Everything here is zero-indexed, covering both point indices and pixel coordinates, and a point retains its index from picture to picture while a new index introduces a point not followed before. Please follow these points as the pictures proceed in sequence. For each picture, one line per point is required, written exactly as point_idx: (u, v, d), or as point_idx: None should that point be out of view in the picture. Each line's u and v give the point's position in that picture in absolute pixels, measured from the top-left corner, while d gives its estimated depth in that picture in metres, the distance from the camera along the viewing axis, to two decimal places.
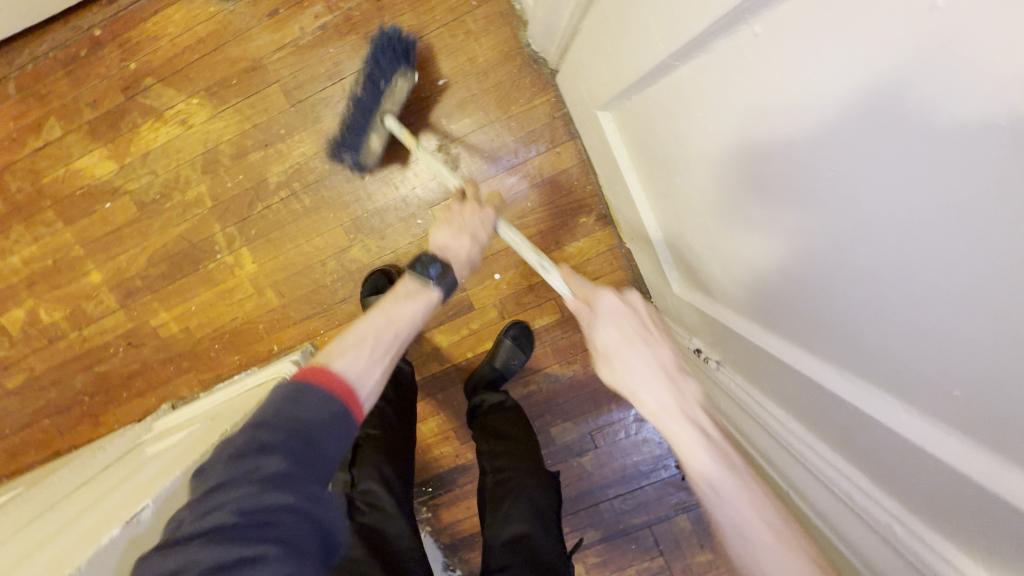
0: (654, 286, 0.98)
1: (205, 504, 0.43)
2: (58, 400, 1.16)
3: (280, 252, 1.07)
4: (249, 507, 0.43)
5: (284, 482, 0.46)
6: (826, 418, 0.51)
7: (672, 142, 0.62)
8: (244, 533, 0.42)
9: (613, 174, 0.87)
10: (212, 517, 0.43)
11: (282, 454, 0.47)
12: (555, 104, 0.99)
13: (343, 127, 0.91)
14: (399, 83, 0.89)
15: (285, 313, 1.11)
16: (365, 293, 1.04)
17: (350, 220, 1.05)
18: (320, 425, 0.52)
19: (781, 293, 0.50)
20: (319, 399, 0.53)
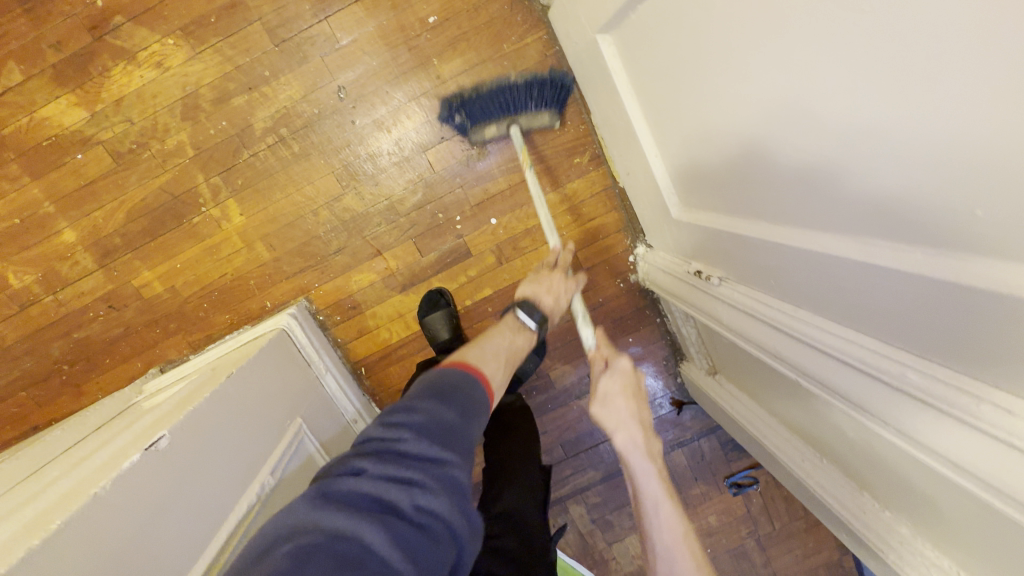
0: (649, 220, 1.01)
1: (391, 470, 0.45)
2: (34, 371, 1.10)
3: (269, 202, 1.04)
4: (422, 505, 0.44)
5: (455, 496, 0.46)
6: (838, 296, 0.54)
7: (681, 45, 0.62)
8: (409, 527, 0.42)
9: (611, 106, 0.89)
10: (389, 485, 0.44)
11: (456, 467, 0.48)
12: (546, 42, 0.99)
13: (485, 99, 0.94)
14: (544, 116, 0.96)
15: (277, 268, 1.08)
16: (423, 312, 1.10)
17: (342, 166, 1.03)
18: (478, 443, 0.54)
19: (794, 176, 0.53)
20: (479, 413, 0.57)
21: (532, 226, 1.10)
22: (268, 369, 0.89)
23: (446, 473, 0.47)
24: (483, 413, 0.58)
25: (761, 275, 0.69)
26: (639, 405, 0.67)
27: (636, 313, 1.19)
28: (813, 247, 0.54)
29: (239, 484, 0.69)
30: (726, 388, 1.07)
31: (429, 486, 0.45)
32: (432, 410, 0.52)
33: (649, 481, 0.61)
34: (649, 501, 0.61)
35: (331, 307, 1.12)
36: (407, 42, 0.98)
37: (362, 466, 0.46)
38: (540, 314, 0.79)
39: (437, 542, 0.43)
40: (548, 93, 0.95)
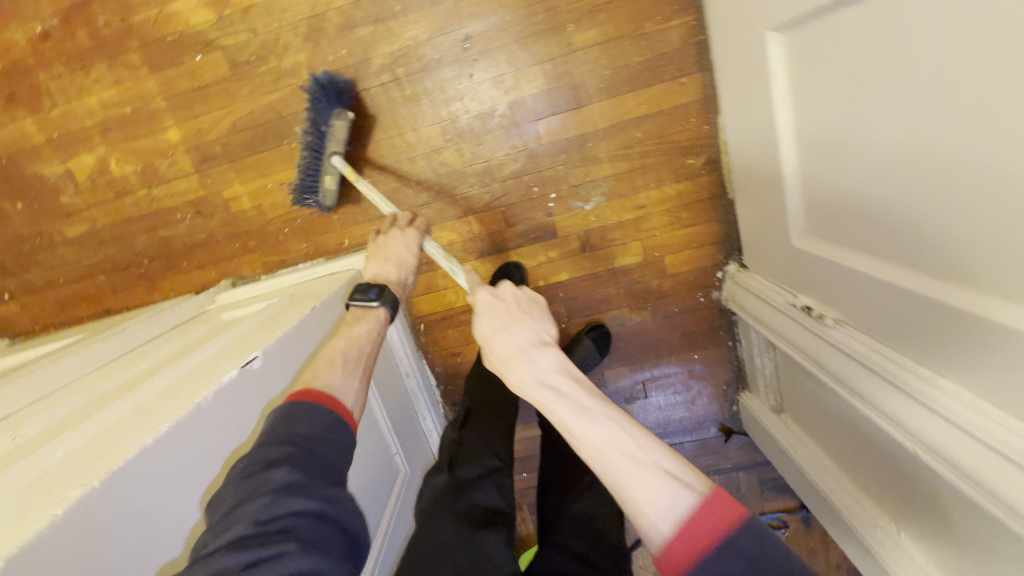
0: (755, 239, 0.95)
1: (225, 522, 0.43)
2: (117, 258, 1.13)
3: (369, 140, 1.02)
4: (264, 517, 0.42)
5: (298, 490, 0.45)
6: (992, 368, 0.51)
7: (874, 70, 0.56)
8: (263, 538, 0.41)
9: (752, 113, 0.83)
10: (231, 531, 0.41)
11: (284, 469, 0.46)
12: (692, 28, 0.92)
13: (301, 173, 0.97)
14: (337, 123, 0.94)
15: (362, 208, 1.07)
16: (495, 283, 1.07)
17: (450, 119, 1.00)
18: (332, 446, 0.53)
19: (984, 238, 0.47)
20: (326, 423, 0.54)
21: (625, 220, 1.06)
22: (343, 308, 0.89)
23: (281, 481, 0.45)
24: (335, 427, 0.55)
25: (887, 325, 0.66)
26: (579, 384, 0.53)
27: (708, 331, 1.14)
28: (986, 320, 0.49)
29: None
30: (790, 430, 1.02)
31: (280, 493, 0.44)
32: (255, 448, 0.50)
33: (624, 448, 0.47)
34: (614, 474, 0.46)
35: None
36: (546, 2, 0.92)
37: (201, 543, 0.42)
38: (371, 287, 0.80)
39: (304, 527, 0.43)
40: (324, 101, 0.93)
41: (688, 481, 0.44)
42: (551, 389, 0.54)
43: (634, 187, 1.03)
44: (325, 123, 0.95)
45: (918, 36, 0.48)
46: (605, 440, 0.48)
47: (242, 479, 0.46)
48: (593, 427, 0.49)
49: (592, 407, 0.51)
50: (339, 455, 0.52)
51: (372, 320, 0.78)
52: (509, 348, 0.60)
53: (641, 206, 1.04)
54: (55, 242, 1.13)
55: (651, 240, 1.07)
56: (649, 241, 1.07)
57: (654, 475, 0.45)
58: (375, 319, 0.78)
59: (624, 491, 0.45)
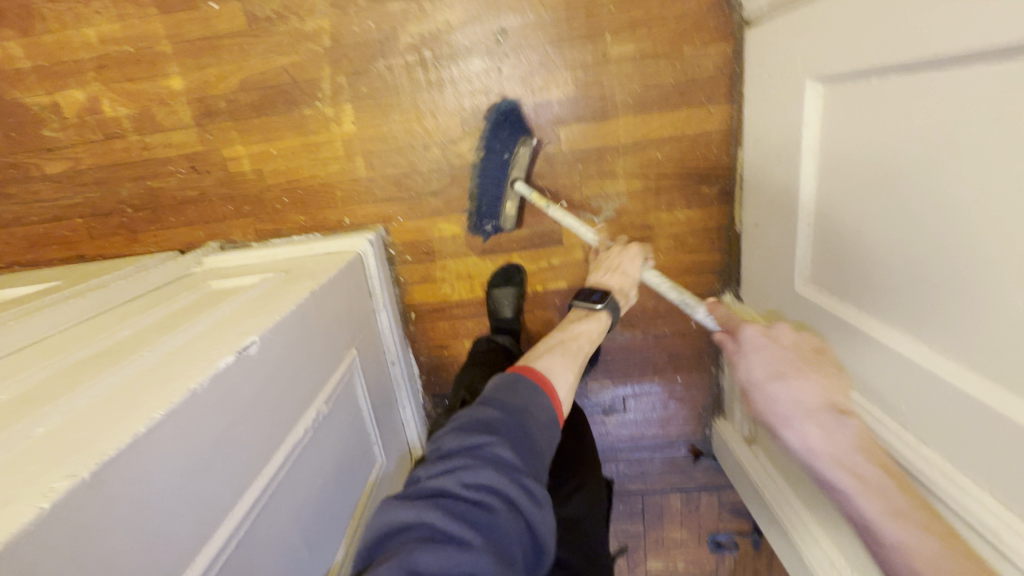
0: (758, 276, 0.96)
1: (440, 466, 0.49)
2: (98, 203, 1.07)
3: (384, 120, 0.98)
4: (468, 482, 0.47)
5: (500, 469, 0.49)
6: (979, 445, 0.53)
7: (903, 139, 0.58)
8: (462, 504, 0.46)
9: (777, 155, 0.83)
10: (438, 479, 0.48)
11: (499, 442, 0.51)
12: (728, 58, 0.91)
13: (477, 201, 0.98)
14: (522, 150, 0.93)
15: (368, 188, 1.03)
16: (495, 283, 1.09)
17: (471, 111, 0.97)
18: (543, 431, 0.56)
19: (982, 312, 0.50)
20: (535, 403, 0.58)
21: (632, 238, 1.06)
22: (340, 291, 0.86)
23: (494, 454, 0.49)
24: (539, 409, 0.58)
25: (876, 383, 0.68)
26: (807, 377, 0.66)
27: (694, 356, 1.16)
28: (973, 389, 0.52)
29: (301, 408, 0.67)
30: (760, 462, 1.05)
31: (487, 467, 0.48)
32: (474, 409, 0.55)
33: (855, 469, 0.57)
34: (823, 465, 0.59)
35: (406, 245, 1.08)
36: (588, 8, 0.90)
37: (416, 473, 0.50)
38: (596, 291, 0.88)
39: (495, 512, 0.46)
40: (507, 127, 0.93)
41: (901, 524, 0.52)
42: (793, 427, 0.63)
43: (646, 206, 1.03)
44: (511, 151, 0.94)
45: (972, 119, 0.49)
46: (882, 497, 0.55)
47: (460, 431, 0.53)
48: (811, 433, 0.61)
49: (878, 481, 0.56)
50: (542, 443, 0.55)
51: (594, 324, 0.85)
52: (766, 375, 0.68)
53: (649, 227, 1.04)
54: (31, 176, 1.05)
55: (654, 261, 1.08)
56: (652, 261, 1.08)
57: (901, 520, 0.53)
58: (598, 321, 0.85)
59: (888, 525, 0.53)
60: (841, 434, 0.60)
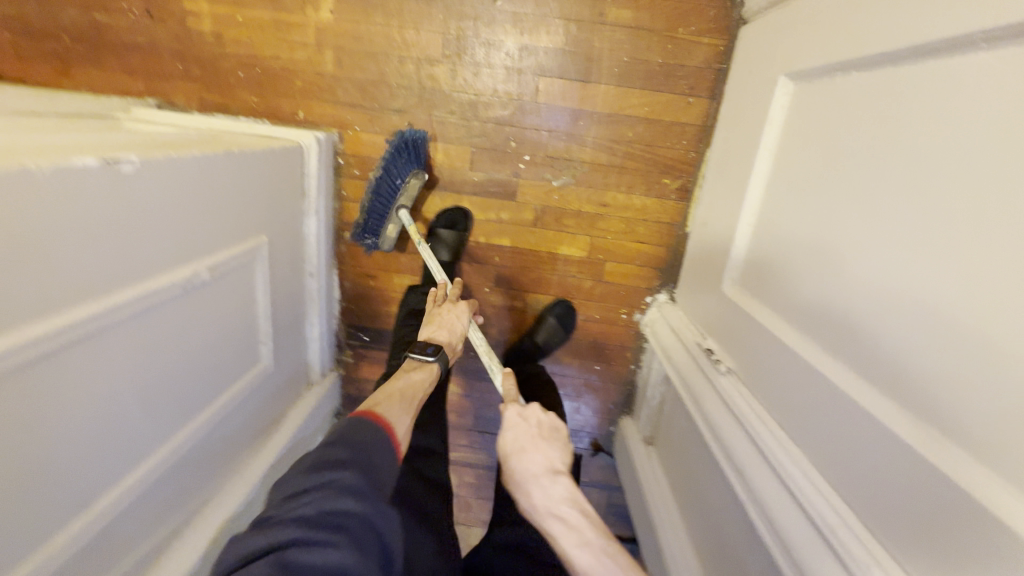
0: (693, 277, 0.96)
1: (292, 504, 0.44)
2: (34, 22, 0.97)
3: (364, 20, 0.93)
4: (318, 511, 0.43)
5: (353, 493, 0.45)
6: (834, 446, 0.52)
7: (884, 143, 0.52)
8: (311, 527, 0.42)
9: (739, 153, 0.83)
10: (288, 512, 0.43)
11: (348, 472, 0.47)
12: (718, 54, 0.91)
13: (364, 215, 1.01)
14: (411, 181, 0.97)
15: (330, 87, 0.98)
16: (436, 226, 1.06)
17: (455, 36, 0.93)
18: (382, 462, 0.52)
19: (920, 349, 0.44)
20: (381, 439, 0.54)
21: (584, 211, 1.04)
22: (263, 170, 0.80)
23: (345, 485, 0.46)
24: (384, 443, 0.54)
25: (764, 385, 0.67)
26: (544, 446, 0.58)
27: (618, 349, 1.15)
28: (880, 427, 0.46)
29: (170, 260, 0.61)
30: (651, 464, 1.04)
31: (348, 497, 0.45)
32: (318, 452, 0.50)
33: (562, 515, 0.52)
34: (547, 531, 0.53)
35: (355, 158, 1.03)
36: None
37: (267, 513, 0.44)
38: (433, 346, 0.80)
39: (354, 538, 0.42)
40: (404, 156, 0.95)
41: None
42: (558, 517, 0.53)
43: (605, 185, 1.01)
44: (400, 177, 0.97)
45: (908, 118, 0.49)
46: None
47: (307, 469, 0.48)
48: (585, 555, 0.49)
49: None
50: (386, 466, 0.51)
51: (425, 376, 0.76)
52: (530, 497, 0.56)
53: (604, 205, 1.03)
54: None
55: (600, 242, 1.06)
56: (598, 242, 1.06)
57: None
58: (431, 370, 0.78)
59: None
60: (553, 493, 0.54)
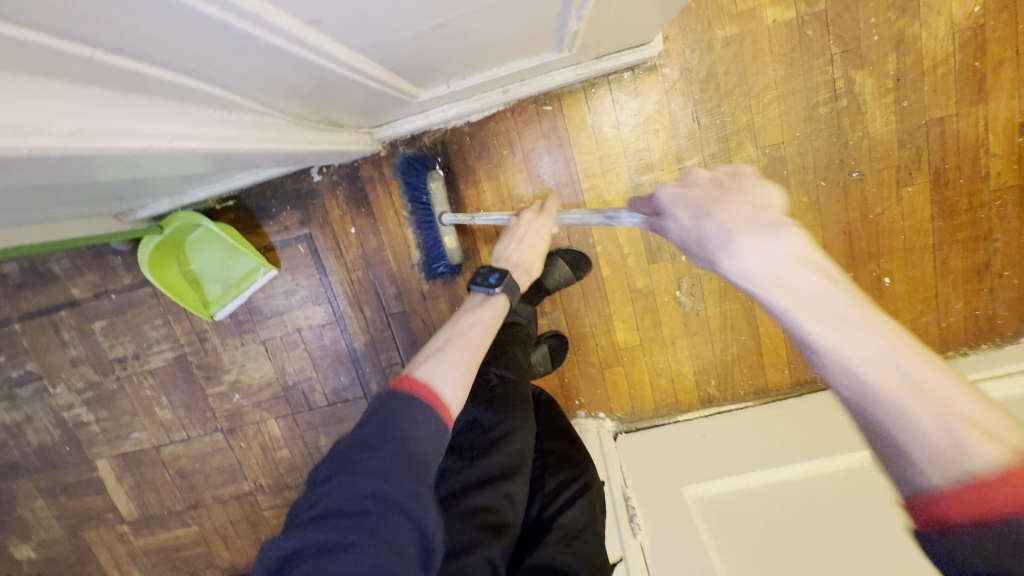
0: (652, 447, 1.05)
1: (312, 490, 0.46)
2: None
3: (775, 60, 0.92)
4: (354, 492, 0.45)
5: (365, 475, 0.46)
6: None
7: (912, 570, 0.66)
8: (345, 518, 0.43)
9: (783, 438, 0.96)
10: (319, 499, 0.45)
11: (375, 451, 0.48)
12: (826, 376, 1.08)
13: (427, 245, 1.07)
14: (432, 181, 0.98)
15: (699, 44, 0.92)
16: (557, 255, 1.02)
17: (783, 153, 0.96)
18: (421, 429, 0.52)
19: (818, 571, 0.69)
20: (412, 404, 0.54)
21: (659, 327, 1.08)
22: (644, 18, 0.70)
23: (371, 465, 0.47)
24: (425, 418, 0.53)
25: None
26: None
27: None
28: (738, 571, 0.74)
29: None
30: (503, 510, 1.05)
31: (369, 469, 0.46)
32: (353, 421, 0.53)
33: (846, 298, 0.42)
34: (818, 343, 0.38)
35: (632, 92, 0.95)
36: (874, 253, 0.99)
37: (294, 505, 0.47)
38: (494, 273, 0.79)
39: (380, 518, 0.44)
40: (408, 173, 1.02)
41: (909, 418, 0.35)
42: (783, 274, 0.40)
43: (690, 334, 1.08)
44: (427, 189, 1.01)
45: None
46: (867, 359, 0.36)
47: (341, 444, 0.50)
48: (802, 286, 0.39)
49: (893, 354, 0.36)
50: (428, 448, 0.51)
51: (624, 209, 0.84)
52: (692, 230, 0.48)
53: (670, 341, 1.09)
54: None
55: (636, 352, 1.10)
56: (635, 350, 1.10)
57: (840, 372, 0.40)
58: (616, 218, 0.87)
59: (906, 408, 0.35)
60: None
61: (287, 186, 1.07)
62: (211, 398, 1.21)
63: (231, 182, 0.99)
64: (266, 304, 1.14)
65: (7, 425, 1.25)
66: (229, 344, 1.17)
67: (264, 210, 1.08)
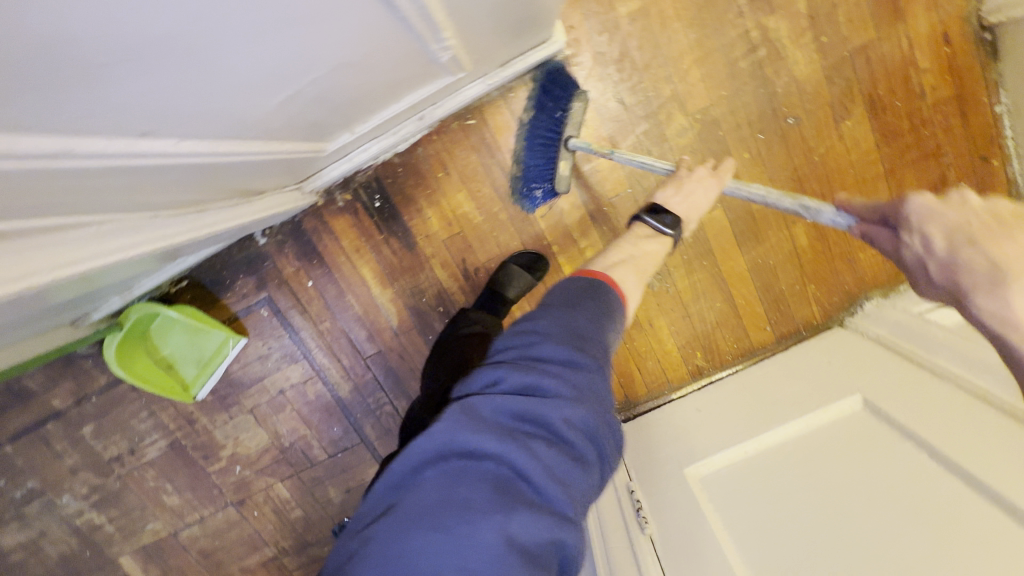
0: (650, 432, 1.04)
1: (508, 386, 0.44)
2: None
3: (685, 25, 0.90)
4: (554, 408, 0.43)
5: (573, 397, 0.45)
6: None
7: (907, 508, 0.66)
8: (543, 429, 0.42)
9: (774, 397, 0.95)
10: (513, 396, 0.44)
11: (581, 361, 0.47)
12: (808, 324, 1.06)
13: (536, 163, 0.94)
14: (576, 104, 0.87)
15: (606, 26, 0.90)
16: (515, 262, 1.01)
17: (715, 114, 0.94)
18: (607, 334, 0.52)
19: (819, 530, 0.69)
20: (597, 305, 0.56)
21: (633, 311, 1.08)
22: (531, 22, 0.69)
23: (573, 378, 0.46)
24: (614, 330, 0.54)
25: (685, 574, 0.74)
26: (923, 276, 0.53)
27: None
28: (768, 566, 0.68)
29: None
30: None
31: (566, 398, 0.44)
32: (532, 366, 0.45)
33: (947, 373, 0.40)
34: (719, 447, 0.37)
35: None
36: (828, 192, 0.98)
37: (474, 397, 0.44)
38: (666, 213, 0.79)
39: (570, 447, 0.42)
40: (552, 99, 0.90)
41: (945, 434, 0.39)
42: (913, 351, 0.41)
43: (665, 312, 1.07)
44: (557, 113, 0.90)
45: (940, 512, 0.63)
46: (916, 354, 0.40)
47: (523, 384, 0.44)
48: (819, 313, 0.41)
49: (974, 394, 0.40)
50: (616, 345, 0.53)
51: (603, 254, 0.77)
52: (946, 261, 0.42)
53: (647, 323, 1.08)
54: None
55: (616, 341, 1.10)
56: None
57: None
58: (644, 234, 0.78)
59: None
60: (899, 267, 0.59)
61: (236, 255, 1.06)
62: (214, 476, 1.21)
63: (177, 265, 0.99)
64: (244, 374, 1.13)
65: (21, 545, 1.25)
66: (218, 420, 1.17)
67: (219, 284, 1.08)
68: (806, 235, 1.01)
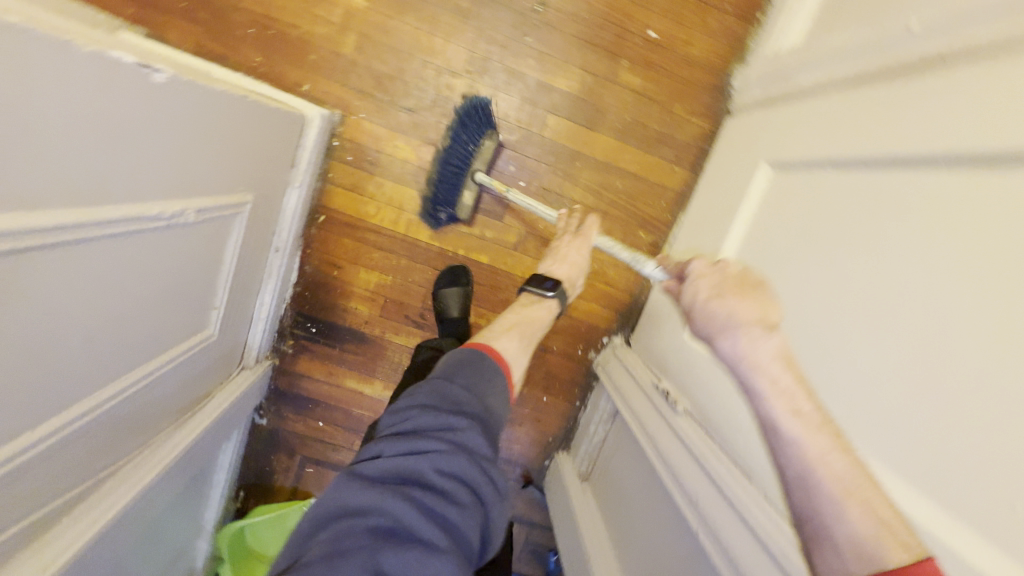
0: (653, 325, 1.04)
1: (398, 449, 0.52)
2: None
3: (399, 17, 0.95)
4: (442, 469, 0.51)
5: (462, 453, 0.53)
6: None
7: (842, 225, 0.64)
8: (433, 485, 0.49)
9: (714, 218, 0.93)
10: (406, 459, 0.51)
11: (469, 428, 0.56)
12: (705, 136, 1.04)
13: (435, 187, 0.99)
14: (488, 143, 0.97)
15: (347, 69, 0.97)
16: (440, 284, 1.06)
17: (482, 55, 0.97)
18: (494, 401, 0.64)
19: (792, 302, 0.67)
20: (492, 376, 0.67)
21: None
22: (273, 129, 0.77)
23: (460, 441, 0.54)
24: (500, 387, 0.66)
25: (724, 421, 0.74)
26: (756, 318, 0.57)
27: (567, 383, 1.18)
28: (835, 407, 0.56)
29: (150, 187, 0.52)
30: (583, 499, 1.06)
31: (443, 452, 0.52)
32: (418, 438, 0.53)
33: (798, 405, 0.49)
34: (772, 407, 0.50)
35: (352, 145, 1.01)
36: (619, 30, 0.99)
37: (377, 452, 0.52)
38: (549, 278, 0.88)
39: (458, 499, 0.49)
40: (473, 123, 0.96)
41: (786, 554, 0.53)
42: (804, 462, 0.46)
43: None
44: (473, 143, 0.97)
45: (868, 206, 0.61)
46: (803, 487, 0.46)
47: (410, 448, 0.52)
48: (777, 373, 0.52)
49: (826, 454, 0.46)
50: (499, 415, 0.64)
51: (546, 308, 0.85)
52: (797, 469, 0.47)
53: None
54: None
55: None
56: None
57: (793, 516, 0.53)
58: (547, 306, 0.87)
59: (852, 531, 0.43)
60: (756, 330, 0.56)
61: (258, 444, 1.19)
62: None
63: (217, 488, 1.10)
64: None
65: None
66: None
67: (265, 473, 1.20)
68: (637, 74, 1.01)
